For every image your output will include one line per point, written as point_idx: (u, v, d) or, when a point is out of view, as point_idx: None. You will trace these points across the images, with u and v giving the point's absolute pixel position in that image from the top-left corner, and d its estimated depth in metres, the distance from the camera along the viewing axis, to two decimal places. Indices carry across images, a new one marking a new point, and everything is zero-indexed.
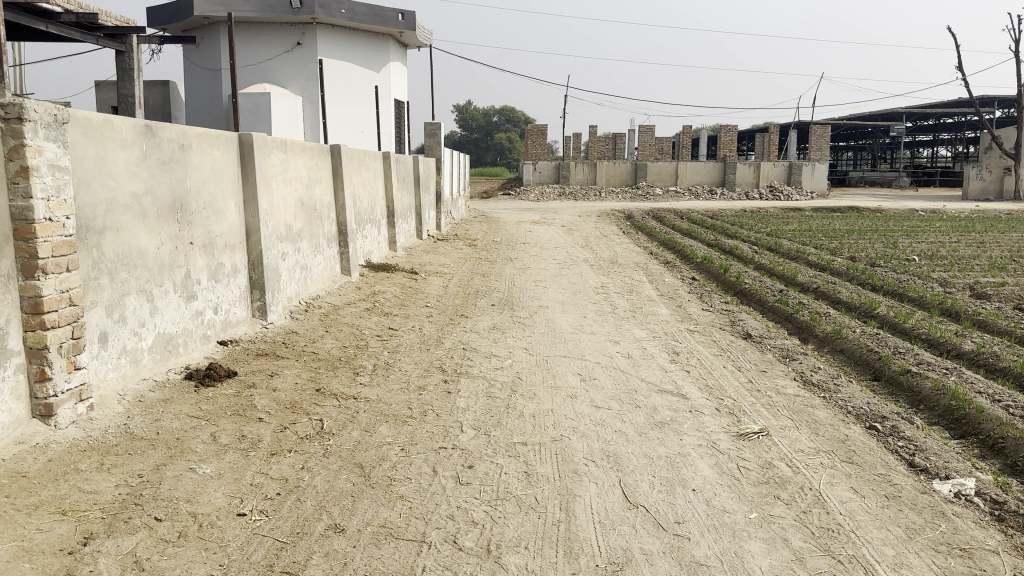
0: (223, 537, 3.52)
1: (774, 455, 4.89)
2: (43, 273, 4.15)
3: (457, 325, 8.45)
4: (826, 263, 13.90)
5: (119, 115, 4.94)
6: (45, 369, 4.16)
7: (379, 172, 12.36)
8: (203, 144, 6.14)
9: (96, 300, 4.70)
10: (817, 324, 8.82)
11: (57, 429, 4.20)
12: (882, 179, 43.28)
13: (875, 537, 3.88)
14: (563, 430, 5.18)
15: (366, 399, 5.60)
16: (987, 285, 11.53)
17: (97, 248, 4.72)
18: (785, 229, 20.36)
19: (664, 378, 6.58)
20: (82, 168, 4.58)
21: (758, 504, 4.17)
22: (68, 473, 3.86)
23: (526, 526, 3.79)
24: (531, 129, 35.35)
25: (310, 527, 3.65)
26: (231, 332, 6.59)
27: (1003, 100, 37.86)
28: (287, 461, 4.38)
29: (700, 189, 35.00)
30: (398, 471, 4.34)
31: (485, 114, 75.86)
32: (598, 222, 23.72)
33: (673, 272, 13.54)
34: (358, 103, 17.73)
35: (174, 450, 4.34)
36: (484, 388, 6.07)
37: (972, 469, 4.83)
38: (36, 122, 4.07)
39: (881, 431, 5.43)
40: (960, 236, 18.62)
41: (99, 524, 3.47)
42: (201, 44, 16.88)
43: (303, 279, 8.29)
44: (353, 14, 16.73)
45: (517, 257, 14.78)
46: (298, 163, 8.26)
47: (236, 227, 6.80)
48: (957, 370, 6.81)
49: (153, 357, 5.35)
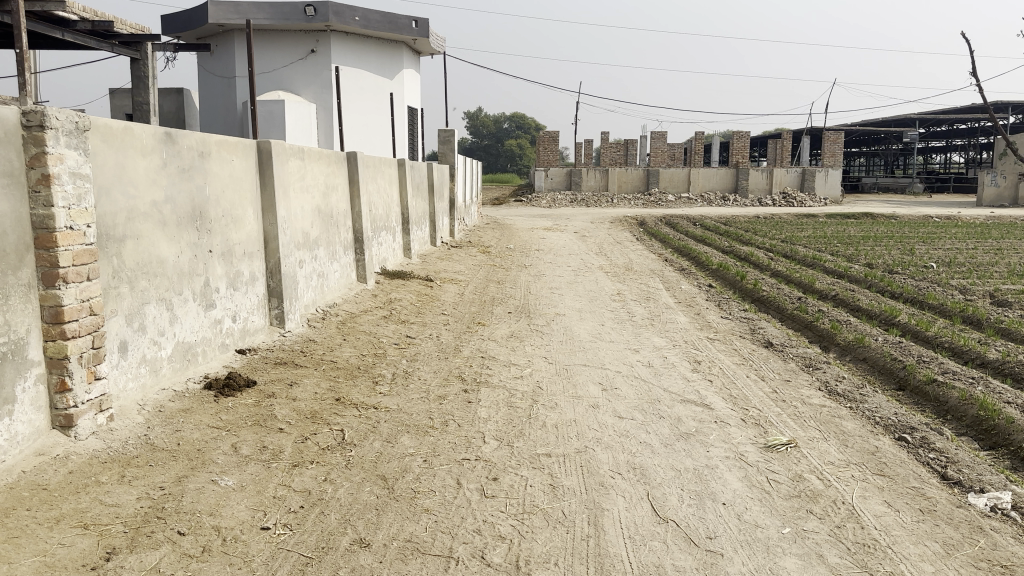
0: (248, 552, 3.45)
1: (805, 467, 4.77)
2: (64, 283, 4.11)
3: (475, 333, 8.38)
4: (843, 270, 13.73)
5: (140, 122, 4.91)
6: (65, 379, 4.12)
7: (394, 179, 12.33)
8: (222, 152, 6.10)
9: (116, 309, 4.66)
10: (838, 332, 8.70)
11: (76, 441, 4.16)
12: (895, 185, 42.95)
13: (913, 553, 3.76)
14: (587, 441, 5.09)
15: (387, 409, 5.54)
16: (1007, 292, 11.35)
17: (118, 256, 4.68)
18: (799, 236, 20.19)
19: (686, 388, 6.47)
20: (102, 176, 4.55)
21: (790, 519, 4.06)
22: (89, 486, 3.81)
23: (555, 541, 3.70)
24: (542, 136, 35.33)
25: (335, 542, 3.57)
26: (249, 341, 6.55)
27: (1017, 106, 37.55)
28: (309, 473, 4.31)
29: (713, 196, 34.85)
30: (421, 483, 4.26)
31: (495, 121, 76.03)
32: (611, 229, 23.60)
33: (689, 280, 13.41)
34: (371, 109, 17.74)
35: (196, 462, 4.29)
36: (505, 398, 5.98)
37: (1006, 482, 4.69)
38: (57, 130, 4.05)
39: (911, 443, 5.31)
40: (977, 243, 18.38)
41: (122, 539, 3.41)
42: (217, 51, 16.95)
43: (320, 287, 8.24)
44: (366, 22, 16.73)
45: (532, 264, 14.68)
46: (315, 170, 8.23)
47: (255, 234, 6.76)
48: (985, 380, 6.67)
49: (172, 366, 5.30)
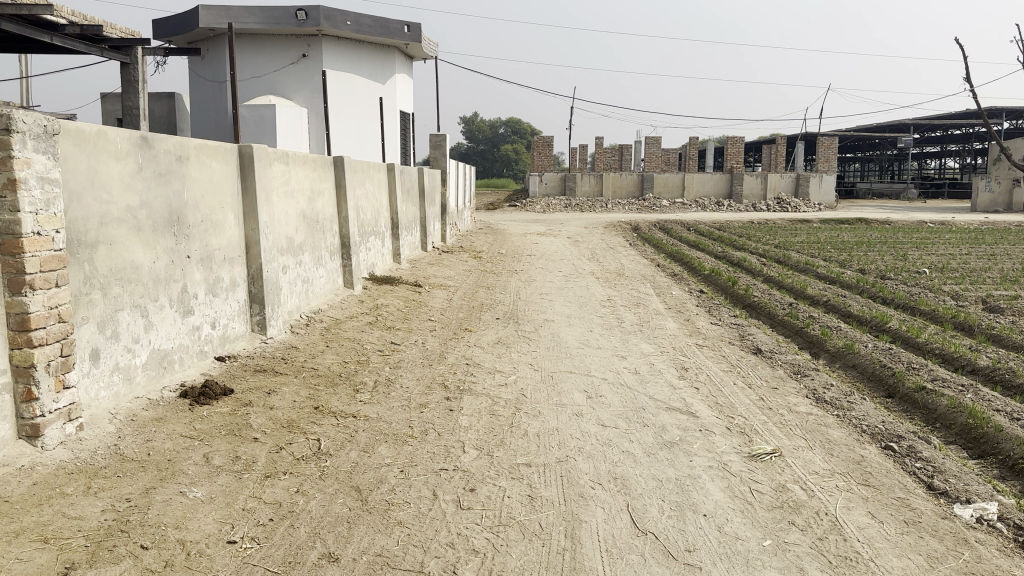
0: (212, 566, 3.36)
1: (788, 477, 4.70)
2: (30, 289, 4.01)
3: (461, 339, 8.29)
4: (835, 276, 13.68)
5: (114, 126, 4.82)
6: (31, 389, 4.02)
7: (383, 184, 12.25)
8: (201, 156, 6.01)
9: (87, 316, 4.56)
10: (828, 338, 8.63)
11: (43, 451, 4.06)
12: (890, 191, 43.02)
13: (896, 566, 3.67)
14: (569, 450, 5.01)
15: (366, 418, 5.45)
16: (999, 299, 11.31)
17: (89, 262, 4.59)
18: (793, 241, 20.18)
19: (672, 396, 6.40)
20: (74, 181, 4.45)
21: (772, 531, 3.97)
22: (53, 498, 3.71)
23: (530, 555, 3.62)
24: (536, 141, 35.26)
25: (303, 556, 3.49)
26: (228, 347, 6.46)
27: (1011, 112, 37.65)
28: (282, 484, 4.22)
29: (707, 201, 34.83)
30: (397, 495, 4.17)
31: (491, 126, 75.95)
32: (605, 233, 23.56)
33: (681, 285, 13.35)
34: (363, 114, 17.67)
35: (165, 473, 4.19)
36: (488, 406, 5.90)
37: (994, 492, 4.61)
38: (24, 134, 3.95)
39: (898, 452, 5.23)
40: (969, 248, 18.35)
41: (82, 553, 3.32)
42: (208, 55, 16.84)
43: (304, 293, 8.15)
44: (358, 26, 16.64)
45: (523, 270, 14.60)
46: (300, 175, 8.14)
47: (236, 239, 6.67)
48: (974, 387, 6.59)
49: (148, 374, 5.20)
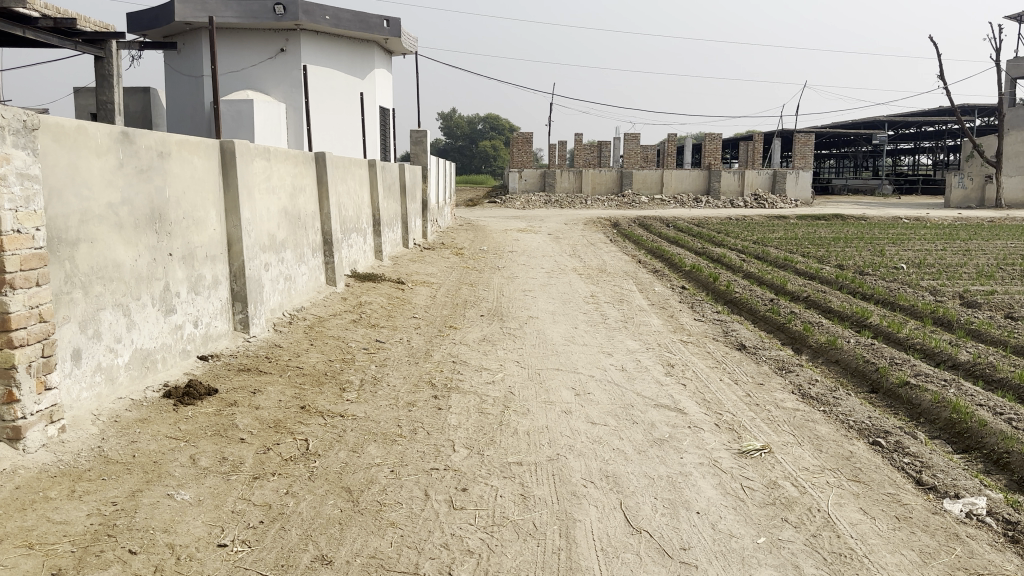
0: (203, 571, 3.30)
1: (779, 473, 4.72)
2: (11, 288, 3.90)
3: (446, 337, 8.22)
4: (815, 271, 13.80)
5: (94, 122, 4.69)
6: (12, 390, 3.91)
7: (364, 180, 12.14)
8: (183, 152, 5.90)
9: (68, 316, 4.44)
10: (811, 334, 8.70)
11: (25, 454, 3.95)
12: (865, 187, 43.47)
13: (890, 562, 3.70)
14: (559, 448, 4.99)
15: (354, 418, 5.38)
16: (977, 294, 11.46)
17: (70, 260, 4.47)
18: (771, 237, 20.37)
19: (660, 392, 6.41)
20: (54, 177, 4.34)
21: (766, 528, 3.98)
22: (37, 502, 3.61)
23: (525, 555, 3.59)
24: (515, 138, 35.26)
25: (296, 559, 3.43)
26: (211, 346, 6.35)
27: (983, 109, 38.25)
28: (271, 485, 4.15)
29: (685, 197, 35.04)
30: (388, 496, 4.12)
31: (469, 122, 75.57)
32: (585, 230, 23.60)
33: (663, 281, 13.40)
34: (342, 109, 17.51)
35: (151, 475, 4.10)
36: (476, 404, 5.86)
37: (981, 487, 4.66)
38: (3, 128, 3.83)
39: (886, 447, 5.28)
40: (945, 244, 18.65)
41: (69, 559, 3.24)
42: (183, 50, 16.55)
43: (286, 291, 8.04)
44: (337, 21, 16.52)
45: (505, 266, 14.57)
46: (281, 170, 8.02)
47: (217, 236, 6.55)
48: (956, 382, 6.68)
49: (130, 374, 5.09)
